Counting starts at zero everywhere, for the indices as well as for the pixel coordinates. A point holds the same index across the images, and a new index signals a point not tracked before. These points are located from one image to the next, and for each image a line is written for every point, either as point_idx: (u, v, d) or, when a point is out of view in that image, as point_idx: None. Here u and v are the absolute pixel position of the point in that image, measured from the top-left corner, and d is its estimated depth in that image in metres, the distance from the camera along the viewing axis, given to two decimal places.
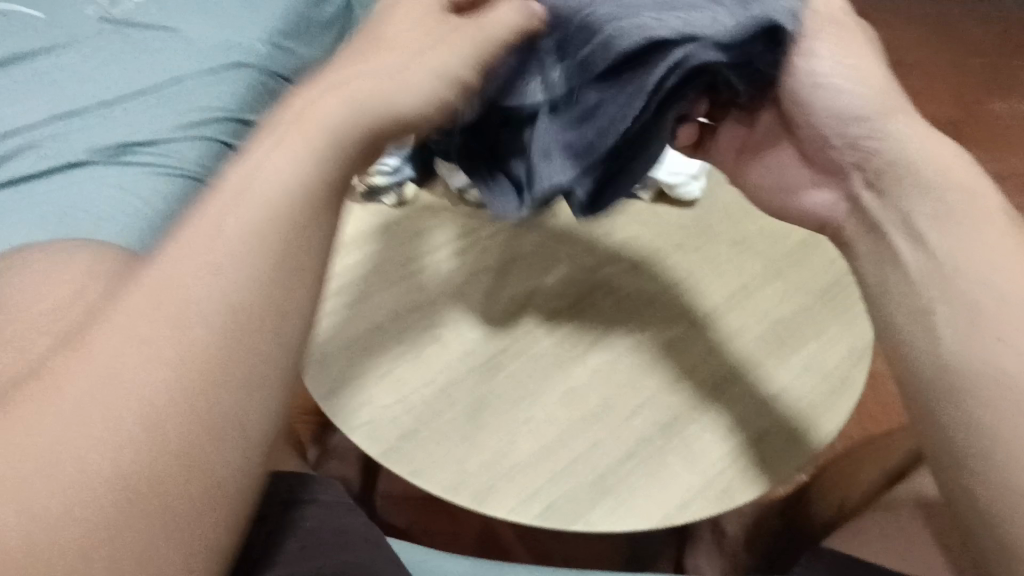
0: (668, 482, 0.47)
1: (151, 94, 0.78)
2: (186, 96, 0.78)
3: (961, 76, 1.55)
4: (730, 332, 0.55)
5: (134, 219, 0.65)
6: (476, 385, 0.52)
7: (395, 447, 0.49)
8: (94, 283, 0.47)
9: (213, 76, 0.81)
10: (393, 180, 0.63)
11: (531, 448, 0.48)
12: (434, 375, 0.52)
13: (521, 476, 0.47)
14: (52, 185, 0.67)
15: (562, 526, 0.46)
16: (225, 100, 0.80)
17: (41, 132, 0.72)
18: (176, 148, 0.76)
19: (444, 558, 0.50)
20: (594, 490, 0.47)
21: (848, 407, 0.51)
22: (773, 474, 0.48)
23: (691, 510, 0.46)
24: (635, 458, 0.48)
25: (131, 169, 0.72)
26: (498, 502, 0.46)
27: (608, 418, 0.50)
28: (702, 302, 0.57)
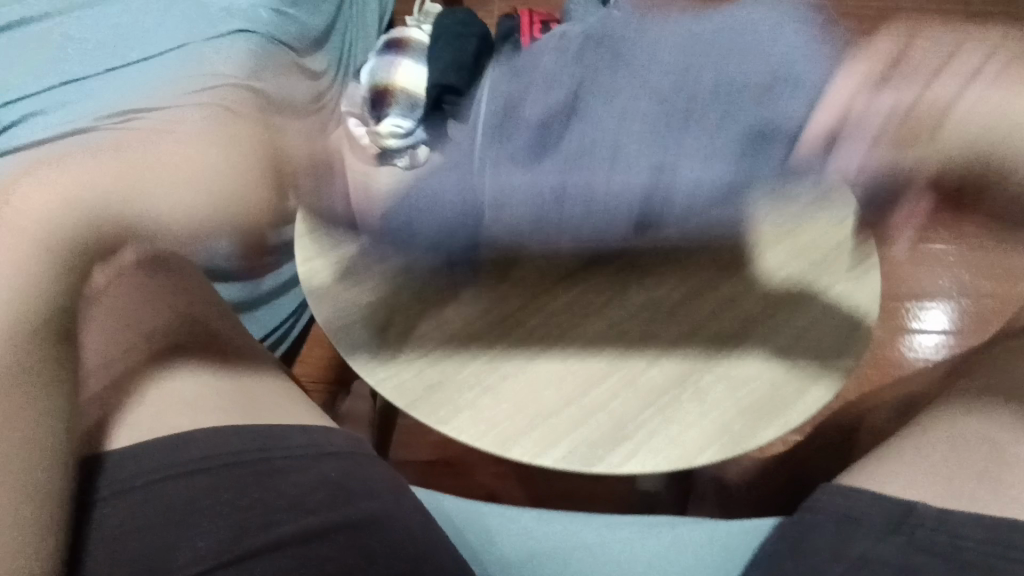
0: (684, 426, 0.50)
1: (157, 61, 0.82)
2: (191, 63, 0.82)
3: None
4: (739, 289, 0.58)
5: None
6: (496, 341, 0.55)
7: (421, 399, 0.52)
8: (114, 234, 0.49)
9: (216, 43, 0.85)
10: (406, 143, 0.64)
11: (554, 397, 0.52)
12: (451, 333, 0.56)
13: (543, 422, 0.51)
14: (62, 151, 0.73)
15: (584, 467, 0.49)
16: (228, 66, 0.83)
17: (52, 98, 0.78)
18: (183, 114, 0.79)
19: (467, 503, 0.52)
20: (612, 436, 0.50)
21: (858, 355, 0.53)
22: (783, 419, 0.50)
23: (704, 455, 0.49)
24: (653, 406, 0.51)
25: (138, 133, 0.76)
26: (521, 449, 0.50)
27: (625, 367, 0.53)
28: (714, 259, 0.59)
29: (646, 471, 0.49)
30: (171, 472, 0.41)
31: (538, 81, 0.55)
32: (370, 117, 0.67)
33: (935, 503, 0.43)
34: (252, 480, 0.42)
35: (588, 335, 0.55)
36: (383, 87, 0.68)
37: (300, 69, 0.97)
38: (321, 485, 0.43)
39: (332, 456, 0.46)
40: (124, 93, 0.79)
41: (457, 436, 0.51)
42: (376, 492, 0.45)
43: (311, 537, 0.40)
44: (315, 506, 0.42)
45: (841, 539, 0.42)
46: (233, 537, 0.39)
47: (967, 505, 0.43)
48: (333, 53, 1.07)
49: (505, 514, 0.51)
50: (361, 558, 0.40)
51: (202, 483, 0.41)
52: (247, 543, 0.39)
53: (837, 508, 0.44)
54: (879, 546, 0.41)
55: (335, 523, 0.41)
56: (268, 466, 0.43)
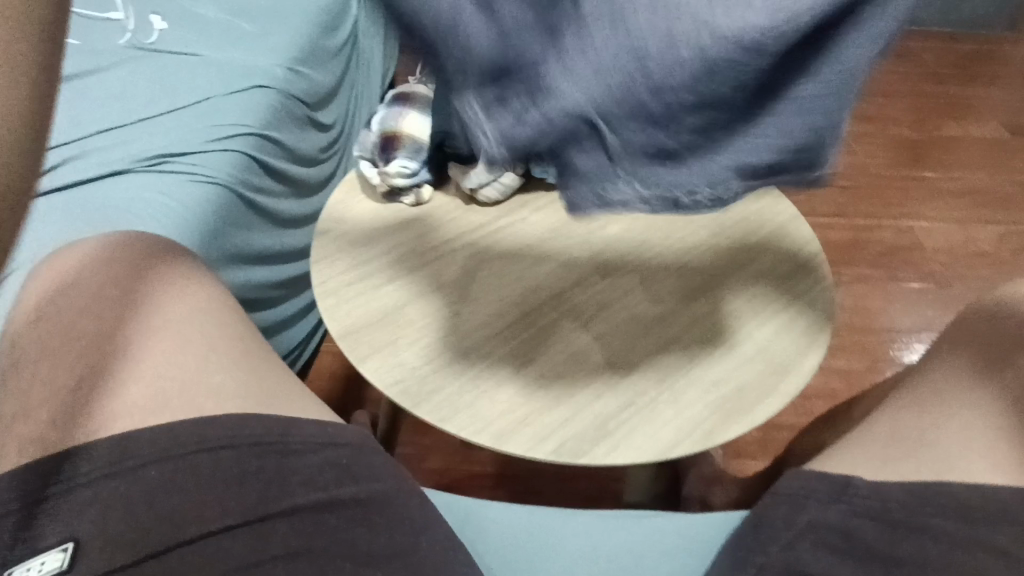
0: (660, 425, 0.56)
1: (181, 112, 0.91)
2: (213, 114, 0.91)
3: (920, 106, 1.76)
4: (708, 306, 0.64)
5: (168, 223, 0.78)
6: (491, 351, 0.61)
7: (425, 400, 0.58)
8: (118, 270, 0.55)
9: (236, 96, 0.94)
10: (413, 181, 0.72)
11: (543, 399, 0.58)
12: (455, 342, 0.61)
13: (534, 422, 0.56)
14: (95, 191, 0.80)
15: (572, 460, 0.54)
16: (248, 117, 0.92)
17: (85, 144, 0.85)
18: (209, 158, 0.87)
19: (465, 502, 0.56)
20: (596, 432, 0.56)
21: (814, 362, 0.60)
22: (747, 419, 0.57)
23: (681, 447, 0.55)
24: (632, 406, 0.57)
25: (166, 175, 0.84)
26: (515, 444, 0.55)
27: (608, 373, 0.59)
28: (682, 282, 0.66)
29: (629, 463, 0.54)
30: (204, 446, 0.43)
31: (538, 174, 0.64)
32: (380, 159, 0.75)
33: (870, 478, 0.48)
34: (275, 461, 0.45)
35: (578, 349, 0.61)
36: (392, 135, 0.75)
37: (311, 120, 1.07)
38: (329, 468, 0.46)
39: (343, 447, 0.48)
40: (152, 140, 0.87)
41: (457, 433, 0.56)
42: (378, 474, 0.48)
43: (321, 510, 0.43)
44: (323, 485, 0.45)
45: (792, 513, 0.47)
46: (254, 502, 0.42)
47: (906, 478, 0.47)
48: (339, 106, 1.18)
49: (502, 509, 0.55)
50: (364, 529, 0.44)
51: (229, 456, 0.44)
52: (267, 508, 0.42)
53: (789, 490, 0.49)
54: (826, 512, 0.46)
55: (343, 498, 0.45)
56: (284, 451, 0.45)
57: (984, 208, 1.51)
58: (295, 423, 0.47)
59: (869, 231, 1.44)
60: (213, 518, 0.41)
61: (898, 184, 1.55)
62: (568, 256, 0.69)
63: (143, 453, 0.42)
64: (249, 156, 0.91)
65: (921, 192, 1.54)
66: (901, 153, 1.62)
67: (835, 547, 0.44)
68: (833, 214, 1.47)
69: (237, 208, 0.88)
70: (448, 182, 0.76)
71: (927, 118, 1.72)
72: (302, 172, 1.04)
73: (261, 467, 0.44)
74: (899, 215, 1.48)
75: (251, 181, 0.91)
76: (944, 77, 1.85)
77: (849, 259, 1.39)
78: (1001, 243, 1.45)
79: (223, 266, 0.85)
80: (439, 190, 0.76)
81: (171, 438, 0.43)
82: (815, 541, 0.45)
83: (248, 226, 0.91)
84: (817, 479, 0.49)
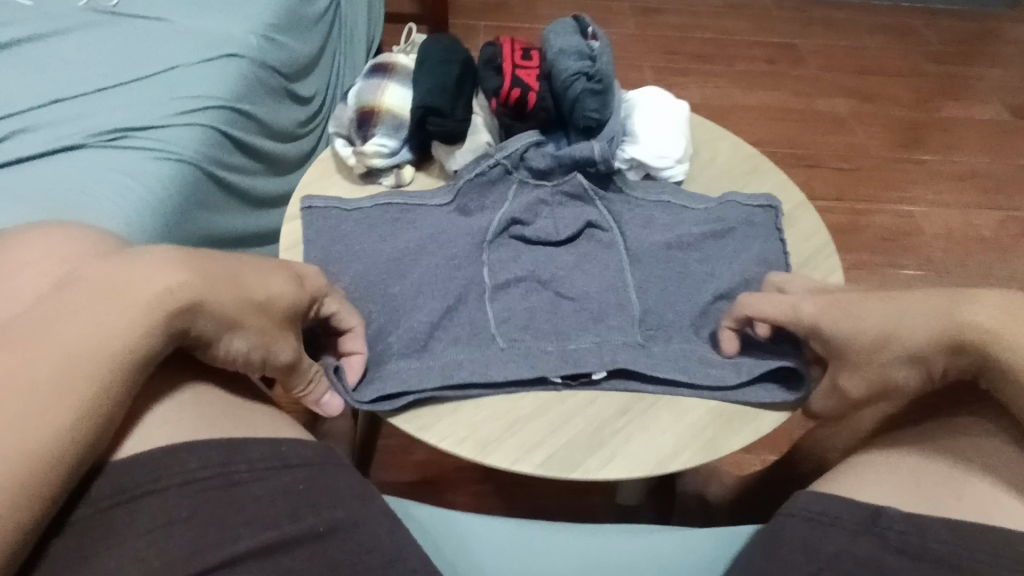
0: (658, 434, 0.53)
1: (145, 82, 0.84)
2: (180, 85, 0.84)
3: (920, 85, 1.71)
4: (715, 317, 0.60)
5: (130, 206, 0.72)
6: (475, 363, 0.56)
7: (404, 406, 0.54)
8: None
9: (205, 65, 0.86)
10: (393, 161, 0.68)
11: (534, 404, 0.54)
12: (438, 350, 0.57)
13: (523, 431, 0.52)
14: (50, 170, 0.74)
15: (562, 472, 0.51)
16: (219, 88, 0.85)
17: (39, 117, 0.78)
18: (174, 133, 0.80)
19: (445, 513, 0.52)
20: (590, 441, 0.52)
21: None
22: (752, 428, 0.53)
23: (680, 459, 0.51)
24: (629, 413, 0.54)
25: (128, 152, 0.77)
26: (501, 456, 0.51)
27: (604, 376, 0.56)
28: (689, 287, 0.61)
29: (622, 476, 0.51)
30: (147, 490, 0.39)
31: (533, 181, 0.67)
32: (357, 137, 0.69)
33: (902, 506, 0.44)
34: (218, 498, 0.40)
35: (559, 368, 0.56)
36: (370, 109, 0.69)
37: (289, 93, 1.00)
38: (285, 494, 0.42)
39: (297, 468, 0.44)
40: (113, 113, 0.80)
41: (438, 443, 0.52)
42: (342, 498, 0.44)
43: (270, 551, 0.40)
44: (275, 519, 0.41)
45: (813, 541, 0.44)
46: (213, 539, 0.39)
47: (939, 513, 0.43)
48: (320, 77, 1.10)
49: (484, 524, 0.52)
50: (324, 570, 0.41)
51: (166, 497, 0.39)
52: (204, 559, 0.38)
53: (810, 513, 0.45)
54: (854, 545, 0.43)
55: (297, 534, 0.41)
56: (241, 475, 0.42)
57: (985, 193, 1.47)
58: (249, 442, 0.43)
59: (867, 216, 1.40)
60: (166, 557, 0.37)
61: (898, 167, 1.50)
62: (554, 257, 0.64)
63: (106, 496, 0.38)
64: (221, 132, 0.84)
65: (921, 175, 1.49)
66: (901, 135, 1.57)
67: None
68: (831, 197, 1.42)
69: (207, 188, 0.82)
70: (432, 162, 0.71)
71: (928, 99, 1.67)
72: (279, 148, 0.97)
73: (203, 505, 0.40)
74: (898, 199, 1.44)
75: (222, 159, 0.84)
76: (944, 55, 1.80)
77: (847, 244, 1.35)
78: (1001, 229, 1.41)
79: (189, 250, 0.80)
80: (422, 172, 0.70)
81: (129, 476, 0.39)
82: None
83: (217, 207, 0.85)
84: (844, 504, 0.45)
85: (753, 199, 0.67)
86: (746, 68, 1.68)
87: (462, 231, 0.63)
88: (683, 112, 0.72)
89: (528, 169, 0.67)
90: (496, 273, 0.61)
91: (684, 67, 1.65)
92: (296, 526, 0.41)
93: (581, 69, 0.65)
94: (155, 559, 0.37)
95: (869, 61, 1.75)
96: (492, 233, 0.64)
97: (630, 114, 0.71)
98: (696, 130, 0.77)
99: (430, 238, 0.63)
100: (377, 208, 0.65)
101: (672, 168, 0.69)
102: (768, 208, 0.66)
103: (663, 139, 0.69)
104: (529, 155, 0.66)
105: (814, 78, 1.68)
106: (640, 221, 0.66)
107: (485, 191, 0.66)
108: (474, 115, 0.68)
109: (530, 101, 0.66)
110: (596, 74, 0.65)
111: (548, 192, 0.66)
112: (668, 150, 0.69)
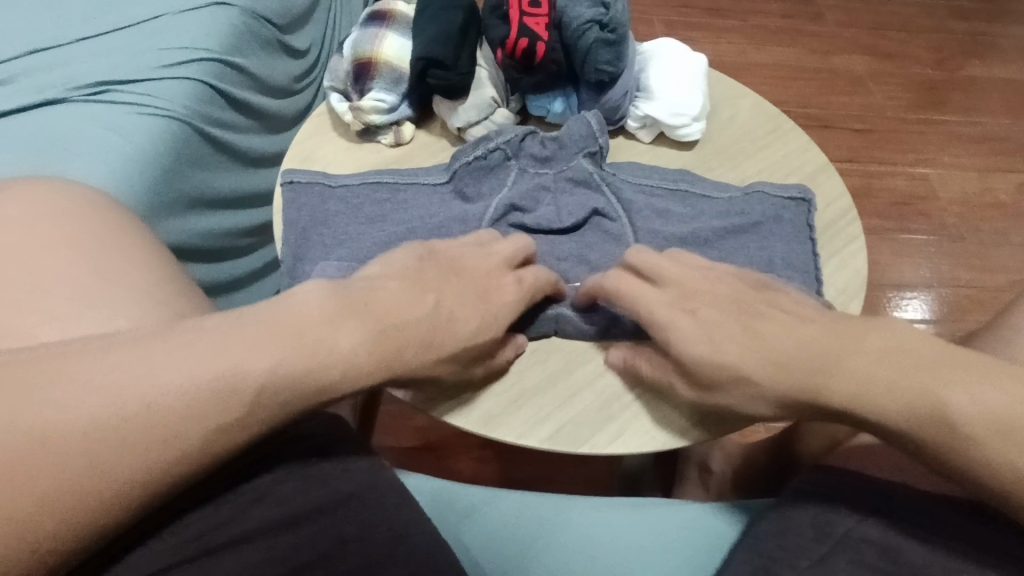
0: (671, 409, 0.51)
1: (130, 31, 0.79)
2: (167, 35, 0.79)
3: (944, 42, 1.63)
4: None
5: (117, 166, 0.69)
6: None
7: None
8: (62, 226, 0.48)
9: (193, 13, 0.81)
10: (391, 118, 0.64)
11: (540, 376, 0.52)
12: None
13: (529, 404, 0.51)
14: (31, 124, 0.71)
15: (569, 447, 0.49)
16: (208, 39, 0.80)
17: (19, 67, 0.74)
18: (161, 88, 0.75)
19: (454, 486, 0.51)
20: (599, 415, 0.51)
21: None
22: None
23: (694, 434, 0.50)
24: (639, 386, 0.52)
25: (113, 107, 0.73)
26: (507, 428, 0.50)
27: (612, 347, 0.54)
28: None
29: (633, 451, 0.50)
30: None
31: (534, 168, 0.62)
32: (353, 91, 0.65)
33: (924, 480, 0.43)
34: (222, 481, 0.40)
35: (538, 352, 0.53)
36: (367, 60, 0.64)
37: (284, 45, 0.94)
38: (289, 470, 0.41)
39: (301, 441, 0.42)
40: (97, 64, 0.75)
41: (442, 416, 0.51)
42: (350, 471, 0.43)
43: (277, 529, 0.39)
44: (283, 497, 0.40)
45: (826, 520, 0.43)
46: (220, 523, 0.39)
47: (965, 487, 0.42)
48: (316, 28, 1.05)
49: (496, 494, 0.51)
50: (332, 544, 0.40)
51: None
52: (211, 541, 0.38)
53: (818, 491, 0.45)
54: (865, 525, 0.42)
55: (307, 508, 0.40)
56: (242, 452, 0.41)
57: (1005, 156, 1.42)
58: None
59: (882, 179, 1.35)
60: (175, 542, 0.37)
61: (916, 129, 1.44)
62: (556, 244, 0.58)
63: None
64: (210, 87, 0.79)
65: (940, 137, 1.44)
66: (921, 94, 1.51)
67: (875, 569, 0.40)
68: (845, 160, 1.37)
69: (197, 146, 0.78)
70: (434, 119, 0.67)
71: (950, 57, 1.59)
72: (273, 104, 0.93)
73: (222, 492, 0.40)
74: (914, 162, 1.39)
75: (211, 115, 0.80)
76: (969, 10, 1.71)
77: (859, 208, 1.31)
78: (1018, 194, 1.37)
79: (181, 213, 0.77)
80: (423, 129, 0.66)
81: None
82: (853, 558, 0.40)
83: (210, 167, 0.81)
84: (852, 484, 0.44)
85: (785, 190, 0.60)
86: (761, 22, 1.60)
87: (457, 214, 0.59)
88: (700, 67, 0.68)
89: (529, 157, 0.62)
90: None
91: (697, 22, 1.58)
92: (304, 500, 0.40)
93: (594, 17, 0.61)
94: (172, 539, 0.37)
95: (892, 16, 1.66)
96: (487, 221, 0.58)
97: (644, 69, 0.67)
98: (714, 86, 0.72)
99: (417, 224, 0.58)
100: (365, 186, 0.60)
101: (688, 127, 0.65)
102: (798, 201, 0.60)
103: (679, 95, 0.64)
104: (528, 143, 0.61)
105: (833, 33, 1.60)
106: (654, 211, 0.60)
107: (481, 177, 0.61)
108: (478, 68, 0.64)
109: (539, 52, 0.61)
110: (611, 23, 0.61)
111: (552, 178, 0.61)
112: (685, 106, 0.64)
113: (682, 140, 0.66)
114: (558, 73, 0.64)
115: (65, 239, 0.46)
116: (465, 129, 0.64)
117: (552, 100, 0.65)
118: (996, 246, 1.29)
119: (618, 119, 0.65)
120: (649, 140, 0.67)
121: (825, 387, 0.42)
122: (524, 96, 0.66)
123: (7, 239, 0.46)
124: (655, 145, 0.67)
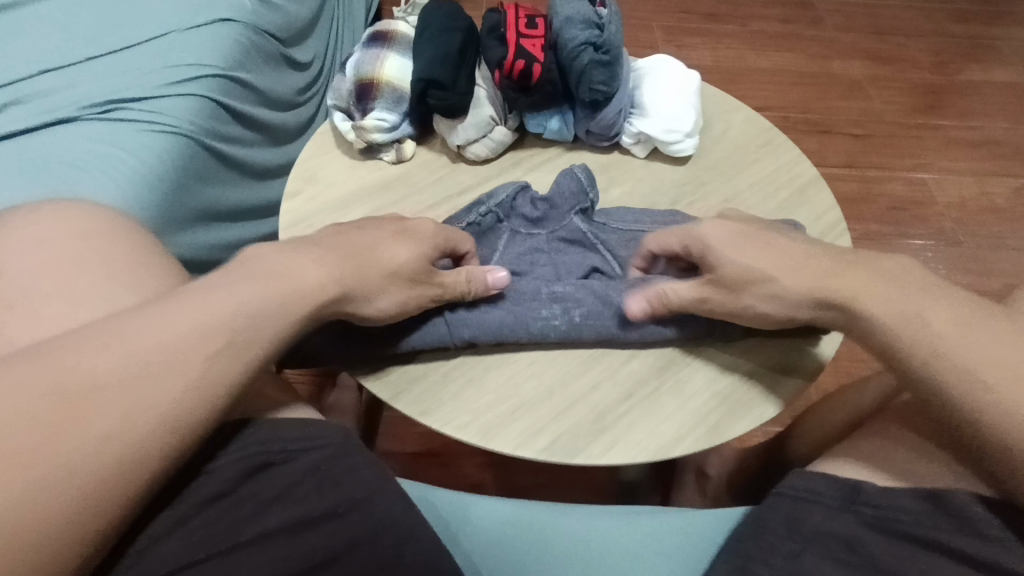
0: (661, 420, 0.53)
1: (137, 50, 0.81)
2: (173, 52, 0.81)
3: (941, 46, 1.64)
4: (730, 356, 0.56)
5: (126, 182, 0.71)
6: (471, 362, 0.55)
7: (405, 392, 0.54)
8: (74, 242, 0.50)
9: (199, 32, 0.83)
10: (393, 136, 0.66)
11: (537, 388, 0.54)
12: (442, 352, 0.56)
13: (526, 415, 0.53)
14: (43, 143, 0.73)
15: (564, 458, 0.51)
16: (214, 56, 0.82)
17: (31, 87, 0.77)
18: (168, 104, 0.78)
19: (461, 495, 0.53)
20: (593, 426, 0.53)
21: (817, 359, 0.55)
22: (756, 413, 0.53)
23: (684, 444, 0.52)
24: (632, 397, 0.54)
25: (122, 124, 0.75)
26: (504, 439, 0.52)
27: (607, 360, 0.56)
28: None
29: (627, 462, 0.51)
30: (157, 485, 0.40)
31: (526, 229, 0.62)
32: (356, 110, 0.67)
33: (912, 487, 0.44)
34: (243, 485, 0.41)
35: (535, 368, 0.55)
36: (369, 81, 0.67)
37: (286, 59, 0.96)
38: (305, 474, 0.43)
39: (314, 449, 0.44)
40: (106, 83, 0.78)
41: (440, 428, 0.52)
42: (360, 477, 0.45)
43: (296, 529, 0.41)
44: (298, 499, 0.42)
45: (797, 517, 0.45)
46: (235, 526, 0.40)
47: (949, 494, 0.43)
48: (318, 42, 1.07)
49: (503, 502, 0.52)
50: (343, 546, 0.42)
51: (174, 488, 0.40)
52: (230, 540, 0.39)
53: (794, 491, 0.46)
54: (833, 522, 0.44)
55: (321, 512, 0.42)
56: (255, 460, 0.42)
57: (1002, 160, 1.43)
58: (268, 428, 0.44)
59: (879, 184, 1.36)
60: (196, 541, 0.39)
61: (913, 133, 1.46)
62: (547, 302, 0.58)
63: None
64: (216, 102, 0.81)
65: (937, 141, 1.45)
66: (918, 99, 1.52)
67: (840, 564, 0.42)
68: (843, 165, 1.39)
69: (203, 160, 0.80)
70: (434, 136, 0.69)
71: (947, 61, 1.61)
72: (277, 117, 0.95)
73: (237, 490, 0.41)
74: (911, 167, 1.40)
75: (217, 130, 0.82)
76: (967, 14, 1.72)
77: (856, 213, 1.33)
78: (1016, 198, 1.38)
79: (189, 226, 0.79)
80: (424, 146, 0.68)
81: None
82: (822, 556, 0.43)
83: (216, 180, 0.83)
84: (823, 481, 0.45)
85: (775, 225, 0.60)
86: (761, 29, 1.62)
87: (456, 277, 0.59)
88: (694, 84, 0.69)
89: (520, 217, 0.62)
90: (480, 321, 0.54)
91: (696, 29, 1.59)
92: (319, 501, 0.42)
93: (589, 38, 0.63)
94: (182, 542, 0.39)
95: (890, 21, 1.68)
96: None
97: (638, 86, 0.69)
98: (708, 100, 0.74)
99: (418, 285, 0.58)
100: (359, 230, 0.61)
101: (681, 142, 0.67)
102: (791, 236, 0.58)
103: (673, 112, 0.66)
104: (519, 202, 0.62)
105: (831, 38, 1.62)
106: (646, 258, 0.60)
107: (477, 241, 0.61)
108: (477, 87, 0.66)
109: (535, 73, 0.63)
110: (605, 44, 0.63)
111: (543, 239, 0.62)
112: (678, 123, 0.66)
113: (676, 154, 0.68)
114: (555, 92, 0.65)
115: (80, 257, 0.49)
116: (464, 147, 0.66)
117: (549, 118, 0.67)
118: (993, 249, 1.30)
119: (613, 136, 0.67)
120: (644, 156, 0.69)
121: (824, 287, 0.48)
122: (521, 113, 0.67)
123: (27, 259, 0.49)
124: (650, 160, 0.69)
